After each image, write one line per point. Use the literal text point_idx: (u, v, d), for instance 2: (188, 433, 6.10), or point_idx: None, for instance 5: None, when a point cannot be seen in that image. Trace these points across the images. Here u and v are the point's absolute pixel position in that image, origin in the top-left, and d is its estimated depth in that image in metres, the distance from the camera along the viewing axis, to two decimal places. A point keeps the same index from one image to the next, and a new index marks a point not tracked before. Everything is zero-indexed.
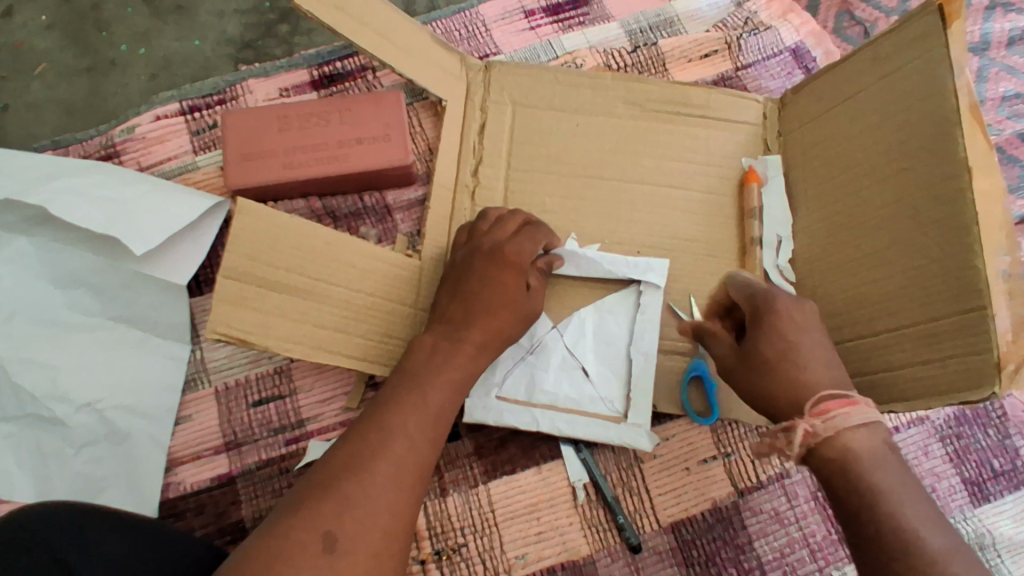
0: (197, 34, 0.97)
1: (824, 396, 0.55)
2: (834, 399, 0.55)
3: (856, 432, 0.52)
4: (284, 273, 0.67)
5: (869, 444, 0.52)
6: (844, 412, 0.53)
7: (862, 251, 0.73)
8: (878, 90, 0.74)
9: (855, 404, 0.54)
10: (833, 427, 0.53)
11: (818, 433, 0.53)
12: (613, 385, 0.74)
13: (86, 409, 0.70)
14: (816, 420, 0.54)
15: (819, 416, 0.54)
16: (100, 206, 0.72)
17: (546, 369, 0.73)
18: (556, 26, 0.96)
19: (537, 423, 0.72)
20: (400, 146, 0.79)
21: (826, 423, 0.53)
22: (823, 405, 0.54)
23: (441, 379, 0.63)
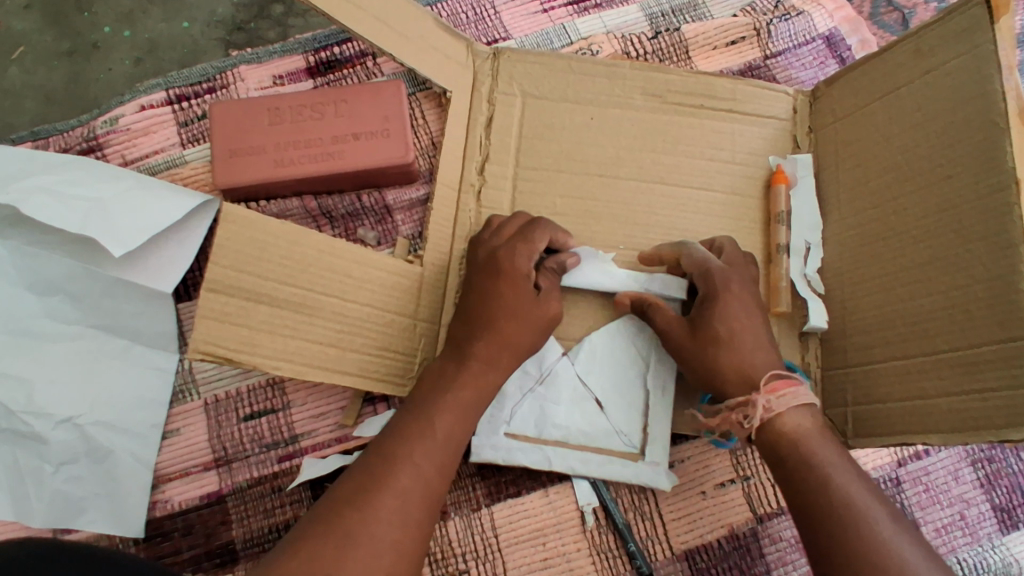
0: (185, 14, 0.91)
1: (772, 375, 0.58)
2: (778, 380, 0.58)
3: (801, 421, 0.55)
4: (273, 284, 0.62)
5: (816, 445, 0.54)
6: (790, 393, 0.56)
7: (899, 265, 0.67)
8: (920, 88, 0.67)
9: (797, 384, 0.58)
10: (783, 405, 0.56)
11: (772, 409, 0.56)
12: (628, 417, 0.69)
13: (65, 425, 0.67)
14: (772, 396, 0.56)
15: (771, 393, 0.57)
16: (74, 204, 0.67)
17: (556, 401, 0.68)
18: (570, 8, 0.89)
19: (549, 462, 0.68)
20: (400, 142, 0.73)
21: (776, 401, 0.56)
22: (774, 383, 0.57)
23: None
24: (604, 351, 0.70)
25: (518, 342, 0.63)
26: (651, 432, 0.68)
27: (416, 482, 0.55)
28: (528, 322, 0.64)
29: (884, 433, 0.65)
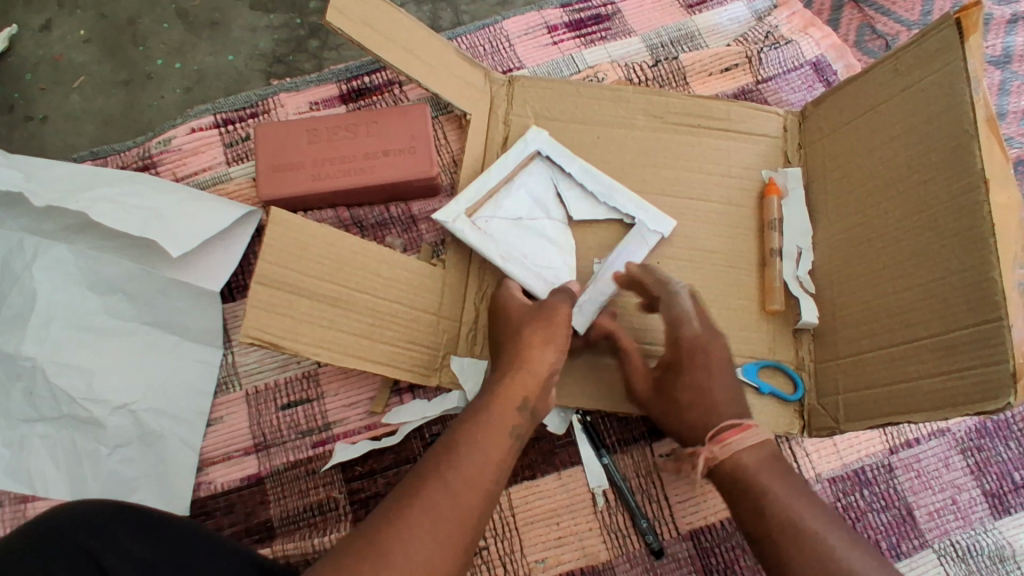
0: (231, 49, 1.00)
1: (726, 426, 0.63)
2: (732, 428, 0.63)
3: (747, 454, 0.61)
4: (313, 280, 0.69)
5: (758, 458, 0.61)
6: (738, 438, 0.61)
7: (882, 263, 0.73)
8: (898, 103, 0.74)
9: (748, 429, 0.62)
10: (728, 451, 0.61)
11: (717, 456, 0.62)
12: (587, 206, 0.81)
13: (121, 410, 0.74)
14: (715, 446, 0.62)
15: (718, 443, 0.62)
16: (135, 212, 0.75)
17: (531, 179, 0.81)
18: (578, 40, 0.98)
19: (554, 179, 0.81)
20: (425, 158, 0.81)
21: (722, 449, 0.61)
22: (721, 435, 0.62)
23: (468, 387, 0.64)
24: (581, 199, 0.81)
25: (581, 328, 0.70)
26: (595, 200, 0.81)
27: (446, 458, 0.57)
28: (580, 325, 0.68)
29: (877, 414, 0.70)
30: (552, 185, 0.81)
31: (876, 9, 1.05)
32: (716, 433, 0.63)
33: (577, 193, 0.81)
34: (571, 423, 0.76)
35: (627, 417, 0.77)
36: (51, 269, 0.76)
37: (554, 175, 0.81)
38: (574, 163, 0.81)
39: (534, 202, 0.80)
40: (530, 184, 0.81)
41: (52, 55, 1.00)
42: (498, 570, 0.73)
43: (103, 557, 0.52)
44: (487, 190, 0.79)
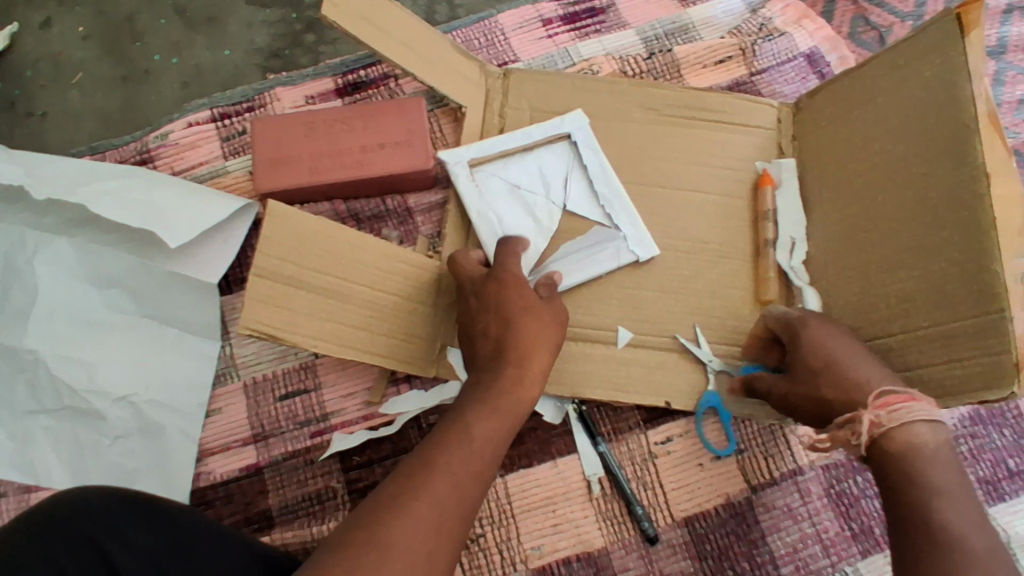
0: (228, 44, 1.01)
1: (885, 392, 0.61)
2: (898, 396, 0.60)
3: (918, 427, 0.58)
4: (311, 272, 0.70)
5: (930, 438, 0.57)
6: (907, 407, 0.59)
7: (878, 254, 0.74)
8: (896, 96, 0.75)
9: (918, 401, 0.59)
10: (895, 421, 0.58)
11: (882, 424, 0.59)
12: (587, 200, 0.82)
13: (121, 402, 0.74)
14: (879, 412, 0.59)
15: (882, 408, 0.59)
16: (134, 207, 0.76)
17: (559, 163, 0.83)
18: (573, 34, 0.98)
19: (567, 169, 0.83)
20: (421, 151, 0.81)
21: (888, 416, 0.59)
22: (887, 401, 0.60)
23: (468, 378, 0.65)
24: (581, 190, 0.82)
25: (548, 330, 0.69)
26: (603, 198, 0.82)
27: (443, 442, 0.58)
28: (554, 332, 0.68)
29: None
30: (564, 172, 0.83)
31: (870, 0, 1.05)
32: (878, 401, 0.60)
33: (583, 182, 0.83)
34: (566, 412, 0.77)
35: (622, 406, 0.78)
36: (52, 263, 0.77)
37: (573, 160, 0.84)
38: (596, 156, 0.83)
39: (539, 176, 0.83)
40: (546, 159, 0.83)
41: (53, 52, 1.01)
42: (494, 557, 0.74)
43: (112, 552, 0.53)
44: (501, 150, 0.83)
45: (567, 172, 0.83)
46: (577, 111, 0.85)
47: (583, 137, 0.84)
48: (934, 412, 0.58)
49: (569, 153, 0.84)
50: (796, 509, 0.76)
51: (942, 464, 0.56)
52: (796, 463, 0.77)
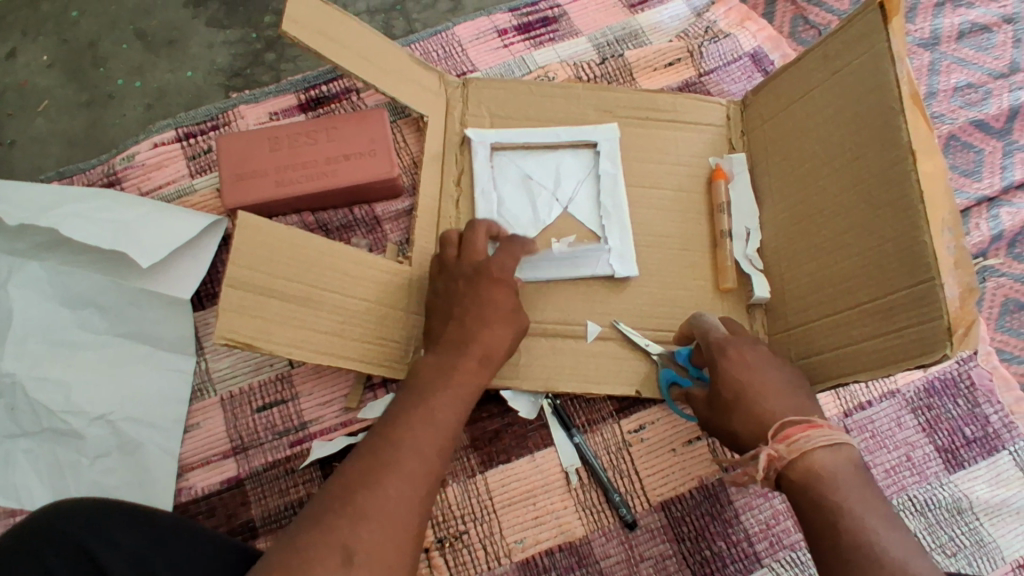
0: (189, 65, 1.02)
1: (785, 424, 0.61)
2: (796, 425, 0.60)
3: (817, 454, 0.58)
4: (283, 281, 0.71)
5: (830, 464, 0.57)
6: (805, 436, 0.59)
7: (823, 236, 0.78)
8: (829, 86, 0.80)
9: (816, 428, 0.59)
10: (796, 452, 0.58)
11: (783, 457, 0.59)
12: (591, 210, 0.86)
13: (99, 422, 0.74)
14: (780, 445, 0.59)
15: (783, 440, 0.59)
16: (105, 227, 0.76)
17: (572, 174, 0.88)
18: (528, 43, 1.01)
19: (579, 181, 0.87)
20: (386, 160, 0.83)
21: (789, 448, 0.59)
22: (785, 432, 0.60)
23: None
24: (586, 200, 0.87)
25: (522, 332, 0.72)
26: (610, 210, 0.85)
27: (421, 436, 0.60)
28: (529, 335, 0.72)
29: (826, 378, 0.75)
30: (574, 181, 0.87)
31: (807, 1, 1.11)
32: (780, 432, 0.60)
33: (590, 191, 0.87)
34: (542, 406, 0.79)
35: (595, 397, 0.80)
36: (24, 286, 0.77)
37: (590, 168, 0.88)
38: (613, 169, 0.87)
39: (553, 173, 0.88)
40: (565, 161, 0.88)
41: (16, 80, 1.01)
42: (478, 553, 0.75)
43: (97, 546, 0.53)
44: (525, 142, 0.88)
45: (577, 182, 0.87)
46: (611, 123, 0.89)
47: (609, 150, 0.88)
48: (833, 435, 0.58)
49: (588, 166, 0.88)
50: (767, 487, 0.79)
51: (846, 486, 0.56)
52: None
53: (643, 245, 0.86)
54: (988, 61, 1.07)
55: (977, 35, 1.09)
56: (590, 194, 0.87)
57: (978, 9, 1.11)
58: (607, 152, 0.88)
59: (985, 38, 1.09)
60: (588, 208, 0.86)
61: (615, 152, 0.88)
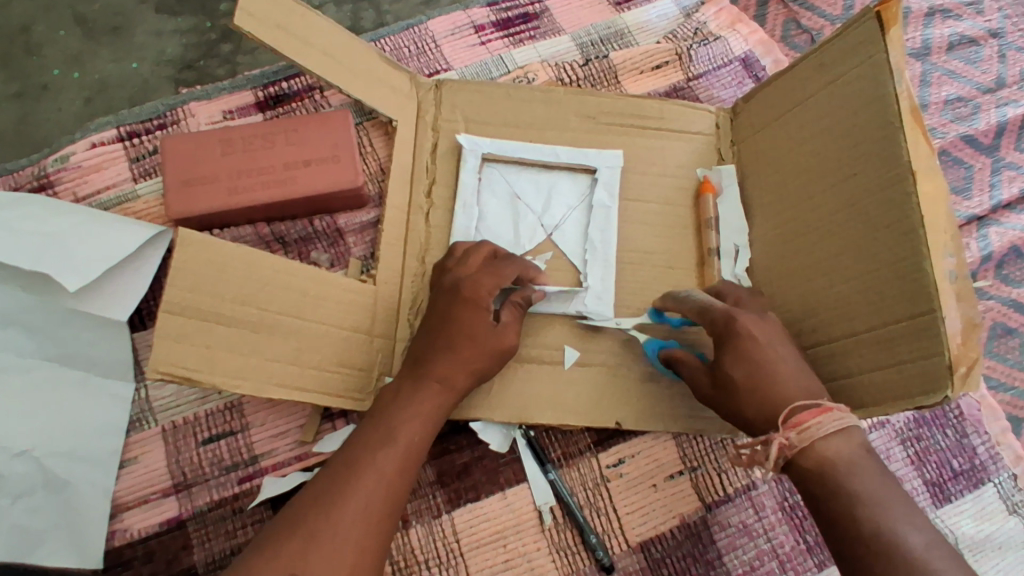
0: (135, 56, 0.94)
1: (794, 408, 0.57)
2: (807, 410, 0.56)
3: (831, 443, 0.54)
4: (230, 304, 0.64)
5: (843, 452, 0.54)
6: (816, 423, 0.55)
7: (817, 259, 0.73)
8: (824, 97, 0.74)
9: (828, 412, 0.55)
10: (808, 439, 0.55)
11: (794, 444, 0.55)
12: (578, 240, 0.80)
13: (22, 457, 0.67)
14: (791, 433, 0.55)
15: (794, 427, 0.56)
16: (31, 241, 0.69)
17: (564, 201, 0.82)
18: (506, 40, 0.95)
19: (568, 210, 0.81)
20: (350, 167, 0.76)
21: (800, 436, 0.55)
22: (797, 418, 0.56)
23: (413, 413, 0.60)
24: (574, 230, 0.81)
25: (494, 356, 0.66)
26: (597, 241, 0.79)
27: (380, 486, 0.54)
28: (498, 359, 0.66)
29: None
30: (563, 210, 0.81)
31: (800, 4, 1.06)
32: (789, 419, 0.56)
33: (581, 222, 0.81)
34: (514, 439, 0.74)
35: (571, 429, 0.75)
36: None
37: (585, 196, 0.82)
38: (609, 202, 0.81)
39: (544, 193, 0.82)
40: (559, 183, 0.82)
41: None
42: None
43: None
44: (520, 157, 0.82)
45: (568, 210, 0.81)
46: (616, 151, 0.83)
47: (609, 179, 0.82)
48: (845, 420, 0.55)
49: (585, 192, 0.82)
50: (751, 525, 0.74)
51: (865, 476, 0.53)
52: (749, 478, 0.76)
53: (626, 263, 0.80)
54: (976, 75, 1.03)
55: (966, 48, 1.04)
56: (578, 223, 0.81)
57: (965, 22, 1.06)
58: (604, 180, 0.82)
59: (972, 51, 1.04)
60: (574, 238, 0.80)
61: (613, 182, 0.82)
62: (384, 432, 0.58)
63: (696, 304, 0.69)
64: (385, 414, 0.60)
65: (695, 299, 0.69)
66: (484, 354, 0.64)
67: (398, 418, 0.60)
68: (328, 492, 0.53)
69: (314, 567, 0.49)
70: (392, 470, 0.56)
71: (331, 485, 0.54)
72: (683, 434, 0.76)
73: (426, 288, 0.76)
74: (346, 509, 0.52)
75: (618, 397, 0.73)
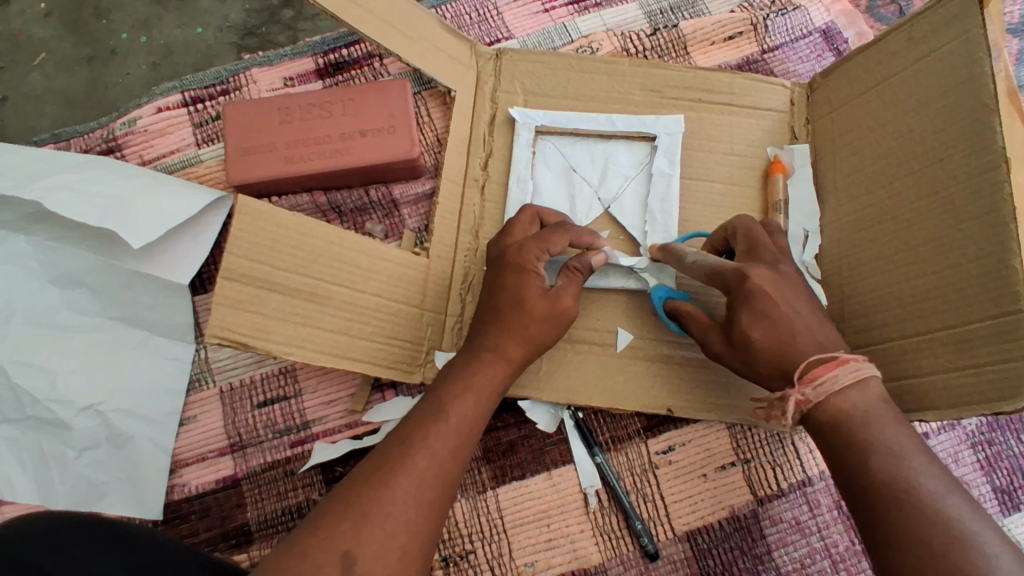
0: (200, 20, 0.95)
1: (812, 362, 0.56)
2: (823, 365, 0.55)
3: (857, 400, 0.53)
4: (285, 274, 0.64)
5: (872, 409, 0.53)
6: (831, 378, 0.54)
7: (895, 248, 0.68)
8: (912, 74, 0.69)
9: (843, 365, 0.54)
10: (824, 394, 0.54)
11: (810, 400, 0.55)
12: (637, 210, 0.77)
13: (87, 411, 0.71)
14: (806, 388, 0.55)
15: (809, 383, 0.55)
16: (96, 202, 0.70)
17: (622, 168, 0.79)
18: (571, 7, 0.91)
19: (628, 177, 0.79)
20: (406, 137, 0.75)
21: (816, 391, 0.54)
22: (812, 373, 0.55)
23: (463, 392, 0.60)
24: (631, 200, 0.78)
25: (548, 334, 0.63)
26: (656, 211, 0.76)
27: (428, 462, 0.54)
28: (554, 331, 0.63)
29: None
30: (621, 178, 0.78)
31: None
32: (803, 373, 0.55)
33: (640, 192, 0.78)
34: (562, 419, 0.73)
35: (621, 413, 0.73)
36: (11, 262, 0.73)
37: (644, 164, 0.79)
38: (669, 169, 0.78)
39: (602, 166, 0.79)
40: (618, 153, 0.79)
41: (11, 29, 0.95)
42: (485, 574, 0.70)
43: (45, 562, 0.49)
44: (576, 127, 0.79)
45: (627, 178, 0.78)
46: (678, 117, 0.79)
47: (669, 145, 0.78)
48: (862, 370, 0.54)
49: (644, 159, 0.79)
50: (805, 522, 0.72)
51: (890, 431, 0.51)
52: (805, 473, 0.73)
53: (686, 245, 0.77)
54: None
55: None
56: (638, 192, 0.78)
57: None
58: (664, 146, 0.78)
59: None
60: (632, 208, 0.77)
61: (673, 147, 0.78)
62: (434, 409, 0.58)
63: (706, 268, 0.63)
64: (437, 391, 0.60)
65: (705, 261, 0.63)
66: (535, 330, 0.63)
67: (448, 395, 0.59)
68: (380, 466, 0.53)
69: (364, 539, 0.49)
70: (441, 447, 0.55)
71: (383, 461, 0.54)
72: (738, 425, 0.73)
73: (477, 264, 0.75)
74: (396, 485, 0.52)
75: (671, 384, 0.70)
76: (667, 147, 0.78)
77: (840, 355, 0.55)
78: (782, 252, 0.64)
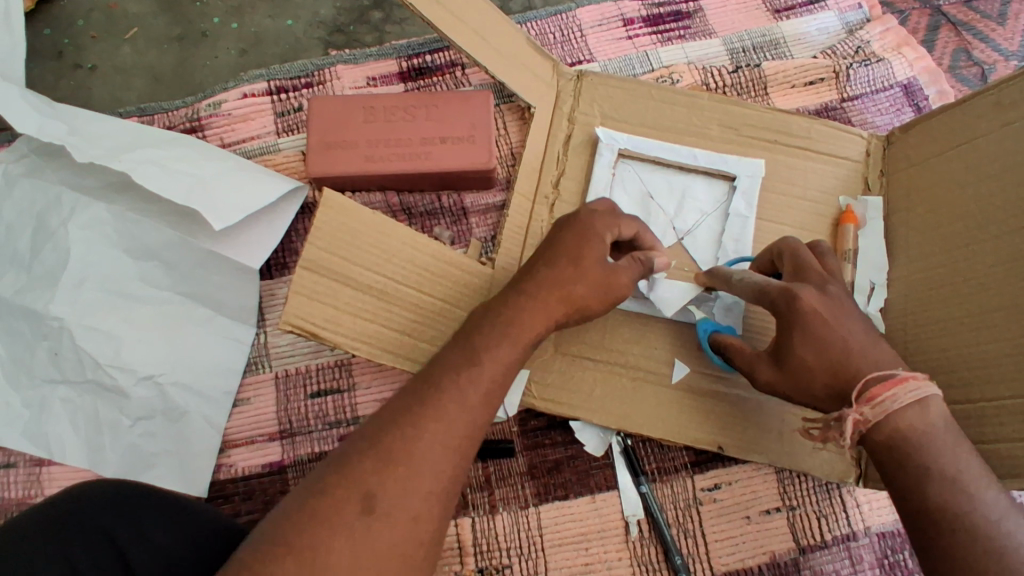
0: (291, 13, 0.97)
1: (871, 379, 0.55)
2: (882, 382, 0.54)
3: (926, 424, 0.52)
4: (360, 270, 0.65)
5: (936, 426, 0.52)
6: (891, 397, 0.53)
7: (966, 311, 0.67)
8: (999, 139, 0.69)
9: (904, 384, 0.53)
10: (882, 413, 0.53)
11: (868, 420, 0.54)
12: (709, 247, 0.78)
13: (146, 382, 0.72)
14: (865, 408, 0.54)
15: (867, 402, 0.54)
16: (181, 179, 0.72)
17: (698, 204, 0.79)
18: (655, 37, 0.92)
19: (703, 214, 0.79)
20: (484, 148, 0.76)
21: (875, 410, 0.53)
22: (870, 391, 0.54)
23: None
24: (705, 236, 0.78)
25: None
26: (728, 251, 0.77)
27: None
28: None
29: None
30: (696, 212, 0.79)
31: (974, 34, 0.98)
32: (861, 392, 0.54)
33: (714, 230, 0.79)
34: (611, 445, 0.73)
35: (670, 445, 0.73)
36: (88, 227, 0.75)
37: (721, 203, 0.79)
38: (745, 211, 0.78)
39: (678, 198, 0.79)
40: (694, 189, 0.79)
41: (108, 2, 0.98)
42: None
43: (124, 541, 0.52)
44: (657, 155, 0.80)
45: (702, 214, 0.79)
46: (758, 159, 0.79)
47: (748, 188, 0.78)
48: (922, 389, 0.52)
49: (721, 198, 0.79)
50: None
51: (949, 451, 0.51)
52: (850, 527, 0.72)
53: None
54: None
55: None
56: (712, 229, 0.78)
57: None
58: (743, 189, 0.78)
59: None
60: (704, 244, 0.78)
61: (751, 191, 0.78)
62: None
63: (752, 288, 0.61)
64: None
65: (751, 282, 0.62)
66: None
67: None
68: None
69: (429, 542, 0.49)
70: None
71: None
72: (786, 471, 0.72)
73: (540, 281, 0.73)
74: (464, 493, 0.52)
75: (727, 422, 0.69)
76: (745, 189, 0.78)
77: (901, 373, 0.54)
78: (831, 275, 0.62)
